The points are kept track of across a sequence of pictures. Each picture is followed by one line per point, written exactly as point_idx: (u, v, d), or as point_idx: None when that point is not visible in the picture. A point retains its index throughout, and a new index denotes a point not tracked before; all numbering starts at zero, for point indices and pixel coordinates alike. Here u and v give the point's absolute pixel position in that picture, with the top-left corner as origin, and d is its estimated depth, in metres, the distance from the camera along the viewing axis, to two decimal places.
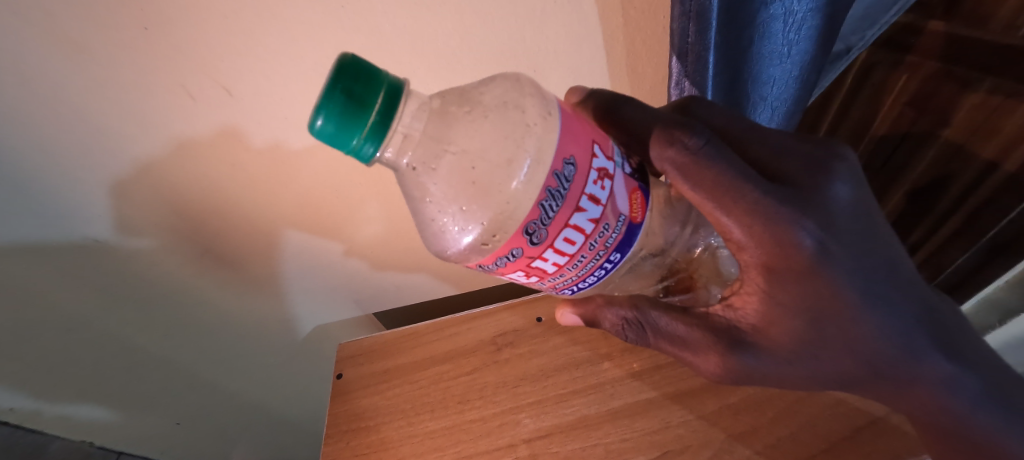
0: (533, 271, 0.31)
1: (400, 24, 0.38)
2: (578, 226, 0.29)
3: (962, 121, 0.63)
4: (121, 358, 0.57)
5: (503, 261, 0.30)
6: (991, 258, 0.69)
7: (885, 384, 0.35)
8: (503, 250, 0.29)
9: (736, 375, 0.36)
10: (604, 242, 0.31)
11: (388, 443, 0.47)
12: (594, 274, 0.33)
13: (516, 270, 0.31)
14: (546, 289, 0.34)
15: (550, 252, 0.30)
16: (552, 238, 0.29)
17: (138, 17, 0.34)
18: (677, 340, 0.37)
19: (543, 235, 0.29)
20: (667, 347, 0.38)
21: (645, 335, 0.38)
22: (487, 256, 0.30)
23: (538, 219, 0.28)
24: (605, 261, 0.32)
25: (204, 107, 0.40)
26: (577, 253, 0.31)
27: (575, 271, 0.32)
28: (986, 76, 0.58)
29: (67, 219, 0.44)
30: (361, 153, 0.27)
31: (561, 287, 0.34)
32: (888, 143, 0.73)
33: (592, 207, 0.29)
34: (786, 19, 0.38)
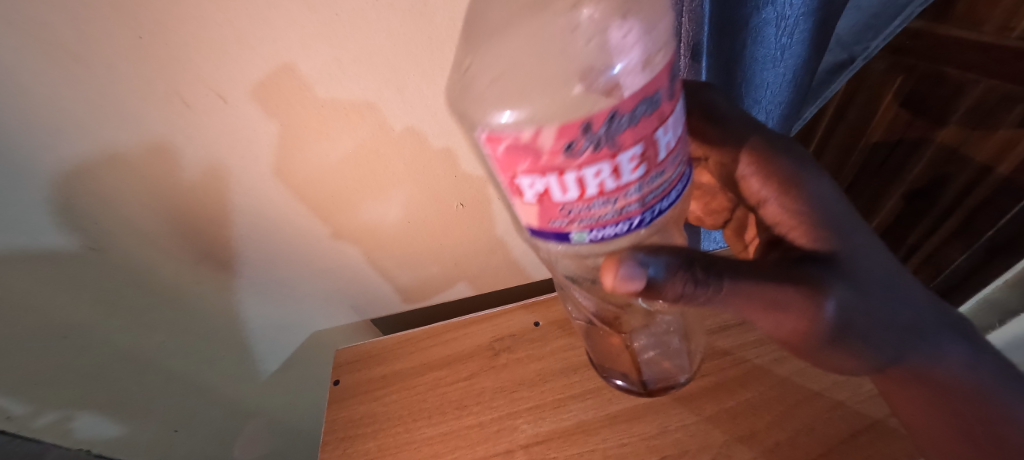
0: (645, 155, 0.27)
1: (393, 31, 0.39)
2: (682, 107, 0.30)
3: (957, 123, 0.66)
4: (120, 365, 0.56)
5: (629, 120, 0.26)
6: (990, 257, 0.69)
7: (915, 357, 0.37)
8: (650, 91, 0.26)
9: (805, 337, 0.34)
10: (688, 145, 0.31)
11: (386, 449, 0.47)
12: (677, 186, 0.30)
13: (638, 140, 0.26)
14: (627, 216, 0.29)
15: (671, 120, 0.28)
16: (674, 102, 0.28)
17: (133, 26, 0.34)
18: (751, 287, 0.31)
19: (673, 92, 0.28)
20: (736, 297, 0.31)
21: (714, 284, 0.31)
22: (630, 98, 0.26)
23: (675, 69, 0.28)
24: (685, 172, 0.31)
25: (200, 114, 0.40)
26: (678, 142, 0.30)
27: (671, 170, 0.29)
28: (980, 77, 0.61)
29: (64, 227, 0.44)
30: None
31: (644, 208, 0.29)
32: (884, 146, 0.76)
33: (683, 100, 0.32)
34: (778, 25, 0.39)
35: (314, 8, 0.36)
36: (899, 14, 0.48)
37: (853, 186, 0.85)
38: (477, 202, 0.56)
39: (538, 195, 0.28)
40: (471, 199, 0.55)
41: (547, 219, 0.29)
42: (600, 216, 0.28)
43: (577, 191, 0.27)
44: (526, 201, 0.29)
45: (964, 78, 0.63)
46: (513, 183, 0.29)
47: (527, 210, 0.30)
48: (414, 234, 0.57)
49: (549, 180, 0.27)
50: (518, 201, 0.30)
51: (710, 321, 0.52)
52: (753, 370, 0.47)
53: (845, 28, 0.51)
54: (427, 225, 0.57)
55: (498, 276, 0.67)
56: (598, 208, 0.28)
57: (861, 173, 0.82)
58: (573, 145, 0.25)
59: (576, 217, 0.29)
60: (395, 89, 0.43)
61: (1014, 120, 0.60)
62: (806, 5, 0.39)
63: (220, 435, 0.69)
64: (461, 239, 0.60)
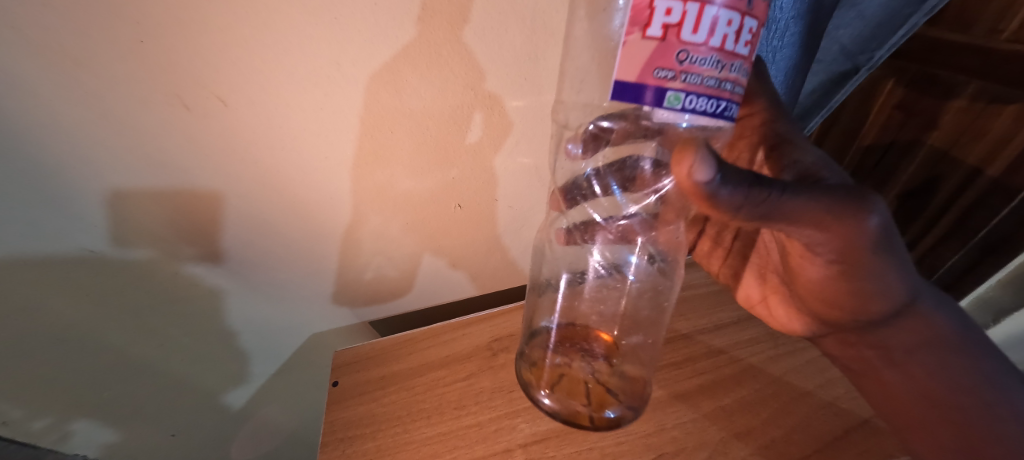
0: (753, 38, 0.31)
1: (391, 35, 0.40)
2: None
3: (950, 123, 0.71)
4: (118, 369, 0.55)
5: None
6: (984, 256, 0.70)
7: (915, 322, 0.42)
8: None
9: (851, 264, 0.38)
10: None
11: (384, 450, 0.45)
12: None
13: (755, 21, 0.31)
14: (720, 92, 0.31)
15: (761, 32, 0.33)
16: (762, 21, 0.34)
17: (135, 29, 0.35)
18: (804, 199, 0.33)
19: None
20: (794, 207, 0.32)
21: (778, 191, 0.31)
22: None
23: None
24: None
25: (201, 116, 0.40)
26: None
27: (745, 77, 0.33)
28: (972, 80, 0.68)
29: (64, 231, 0.44)
30: None
31: (731, 96, 0.32)
32: (878, 147, 0.81)
33: None
34: (771, 27, 0.40)
35: (313, 12, 0.37)
36: (904, 25, 0.49)
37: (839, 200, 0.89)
38: (476, 203, 0.56)
39: (667, 25, 0.29)
40: (469, 200, 0.55)
41: (656, 63, 0.29)
42: (704, 77, 0.30)
43: (703, 37, 0.29)
44: (647, 35, 0.29)
45: (955, 79, 0.70)
46: (646, 9, 0.29)
47: (642, 46, 0.29)
48: (413, 235, 0.58)
49: (688, 10, 0.29)
50: (634, 37, 0.30)
51: (704, 321, 0.55)
52: (748, 368, 0.50)
53: (850, 38, 0.52)
54: (428, 226, 0.57)
55: (499, 276, 0.67)
56: (708, 66, 0.30)
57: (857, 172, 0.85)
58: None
59: (686, 71, 0.30)
60: (392, 92, 0.43)
61: (1004, 120, 0.64)
62: (797, 8, 0.41)
63: (218, 441, 0.68)
64: (462, 240, 0.60)
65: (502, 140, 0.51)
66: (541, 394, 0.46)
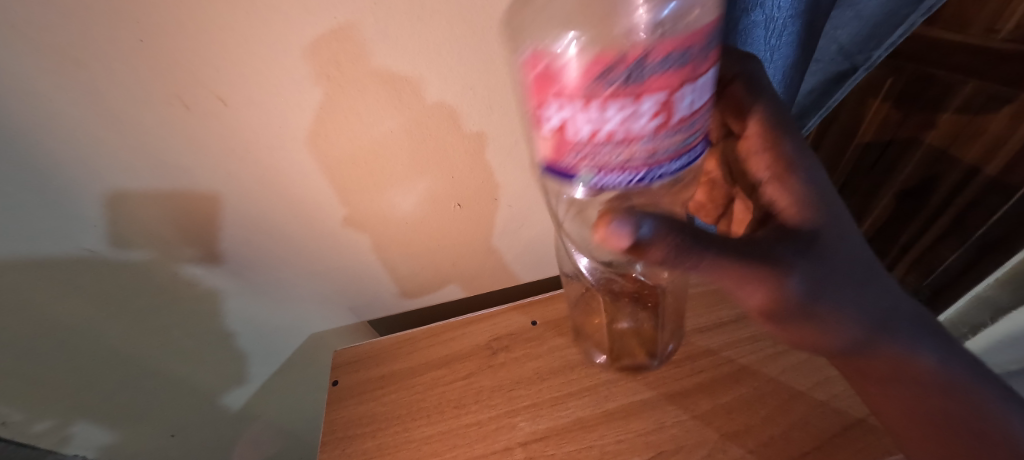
0: (665, 107, 0.29)
1: (390, 34, 0.40)
2: (710, 79, 0.32)
3: (947, 123, 0.71)
4: (117, 369, 0.55)
5: (654, 69, 0.28)
6: (981, 254, 0.70)
7: None
8: (680, 47, 0.28)
9: (801, 293, 0.34)
10: (705, 121, 0.33)
11: (384, 449, 0.47)
12: (685, 154, 0.32)
13: (659, 92, 0.28)
14: (630, 165, 0.31)
15: (694, 86, 0.30)
16: (702, 69, 0.30)
17: (135, 29, 0.35)
18: (734, 253, 0.32)
19: (704, 61, 0.30)
20: (725, 263, 0.31)
21: (707, 248, 0.31)
22: (661, 47, 0.28)
23: (709, 40, 0.30)
24: (696, 144, 0.33)
25: (200, 116, 0.41)
26: (696, 111, 0.31)
27: (681, 135, 0.31)
28: (969, 79, 0.67)
29: (62, 232, 0.44)
30: None
31: (650, 166, 0.31)
32: (878, 145, 0.81)
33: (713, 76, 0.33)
34: (767, 26, 0.42)
35: (312, 11, 0.37)
36: (902, 24, 0.49)
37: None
38: (476, 202, 0.56)
39: (559, 122, 0.30)
40: (468, 199, 0.55)
41: (558, 155, 0.32)
42: (607, 158, 0.30)
43: (593, 127, 0.30)
44: (547, 130, 0.31)
45: (953, 79, 0.69)
46: (540, 110, 0.31)
47: (546, 140, 0.32)
48: (411, 234, 0.58)
49: (573, 108, 0.30)
50: (540, 131, 0.32)
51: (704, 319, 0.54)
52: (742, 369, 0.49)
53: (848, 38, 0.52)
54: (427, 224, 0.57)
55: (496, 275, 0.67)
56: (609, 149, 0.30)
57: (851, 177, 0.87)
58: (604, 75, 0.28)
59: (587, 157, 0.31)
60: (391, 90, 0.43)
61: (1000, 119, 0.65)
62: (794, 7, 0.40)
63: (216, 440, 0.68)
64: (460, 239, 0.60)
65: (501, 140, 0.51)
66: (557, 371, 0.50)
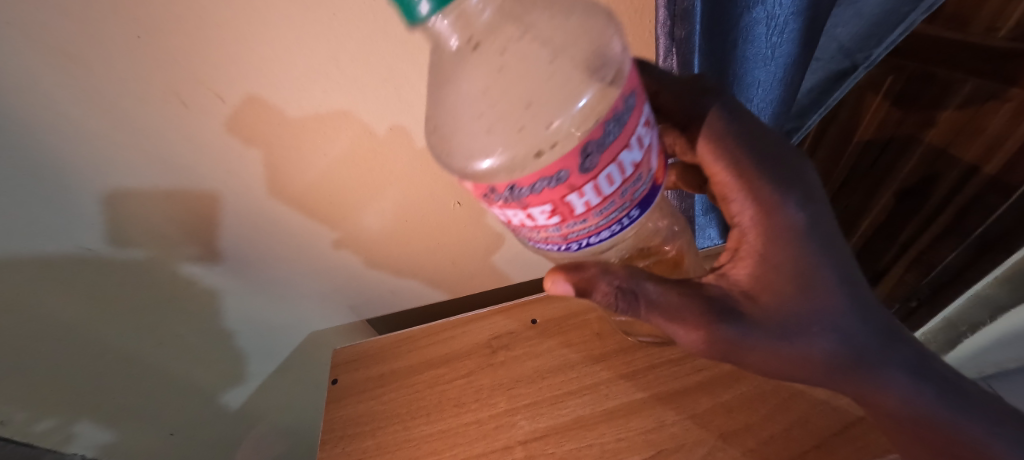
0: (559, 211, 0.29)
1: (389, 31, 0.39)
2: (623, 163, 0.29)
3: (946, 123, 0.69)
4: (114, 368, 0.55)
5: (529, 192, 0.27)
6: (979, 255, 0.74)
7: None
8: (551, 169, 0.26)
9: (736, 345, 0.34)
10: (632, 193, 0.30)
11: (384, 447, 0.47)
12: (610, 230, 0.31)
13: (546, 203, 0.28)
14: (549, 244, 0.32)
15: (592, 185, 0.28)
16: (598, 168, 0.27)
17: (133, 26, 0.34)
18: (672, 309, 0.34)
19: (596, 161, 0.27)
20: (659, 319, 0.35)
21: (644, 306, 0.34)
22: (528, 175, 0.27)
23: (599, 140, 0.27)
24: (625, 216, 0.31)
25: (199, 113, 0.40)
26: (609, 197, 0.29)
27: (597, 220, 0.30)
28: (969, 77, 0.63)
29: (59, 230, 0.44)
30: (411, 9, 0.23)
31: (570, 245, 0.32)
32: (877, 144, 0.78)
33: (636, 150, 0.29)
34: (770, 24, 0.40)
35: (311, 8, 0.37)
36: (902, 22, 0.49)
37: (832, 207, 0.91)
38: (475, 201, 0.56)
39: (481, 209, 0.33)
40: (468, 197, 0.55)
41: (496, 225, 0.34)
42: (529, 236, 0.32)
43: (503, 220, 0.31)
44: None
45: (952, 77, 0.65)
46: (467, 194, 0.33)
47: None
48: (411, 232, 0.58)
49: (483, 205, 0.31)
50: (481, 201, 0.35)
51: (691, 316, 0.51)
52: (727, 373, 0.47)
53: (848, 37, 0.52)
54: (426, 223, 0.57)
55: (494, 273, 0.67)
56: (526, 233, 0.32)
57: (849, 177, 0.85)
58: (489, 195, 0.29)
59: (515, 232, 0.33)
60: (390, 87, 0.43)
61: (1000, 120, 0.64)
62: (795, 5, 0.40)
63: (216, 438, 0.68)
64: (459, 238, 0.60)
65: None
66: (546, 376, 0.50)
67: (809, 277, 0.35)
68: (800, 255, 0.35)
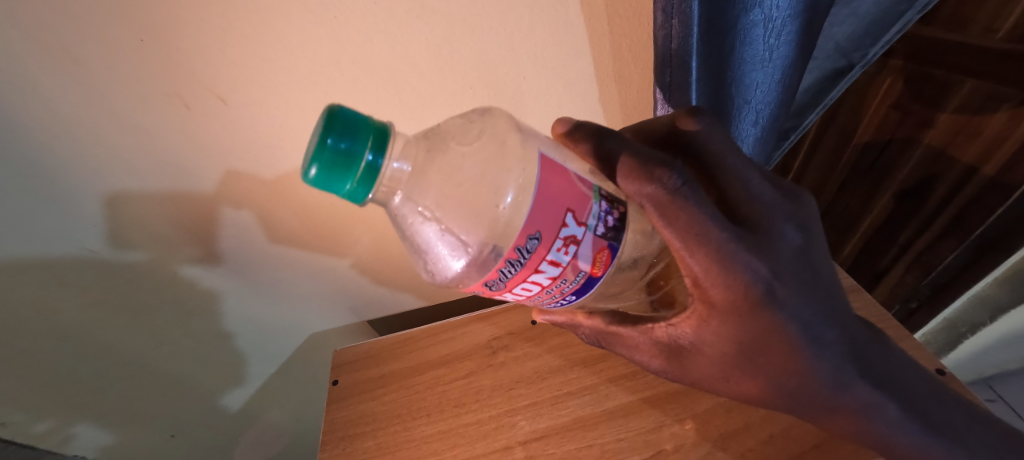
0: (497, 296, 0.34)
1: (390, 32, 0.40)
2: (536, 281, 0.31)
3: (945, 124, 0.68)
4: (114, 369, 0.55)
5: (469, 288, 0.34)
6: (980, 254, 0.75)
7: None
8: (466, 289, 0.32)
9: (687, 376, 0.37)
10: (559, 291, 0.32)
11: (384, 448, 0.47)
12: (553, 303, 0.35)
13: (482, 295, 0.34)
14: None
15: (510, 294, 0.32)
16: (509, 287, 0.31)
17: (136, 29, 0.35)
18: (629, 352, 0.39)
19: (502, 286, 0.31)
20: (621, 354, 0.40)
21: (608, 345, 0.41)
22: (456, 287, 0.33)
23: (498, 277, 0.30)
24: (561, 299, 0.34)
25: (200, 115, 0.41)
26: (534, 295, 0.33)
27: (535, 302, 0.34)
28: (966, 79, 0.63)
29: (60, 232, 0.44)
30: (354, 195, 0.29)
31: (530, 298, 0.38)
32: (875, 146, 0.77)
33: (551, 269, 0.30)
34: (767, 25, 0.40)
35: (313, 11, 0.37)
36: (897, 21, 0.50)
37: (833, 206, 0.89)
38: None
39: None
40: None
41: None
42: None
43: None
44: None
45: (951, 78, 0.64)
46: None
47: None
48: None
49: None
50: None
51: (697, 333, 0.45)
52: None
53: (846, 36, 0.52)
54: None
55: None
56: None
57: (849, 177, 0.83)
58: None
59: None
60: (393, 89, 0.43)
61: (998, 121, 0.63)
62: (792, 6, 0.40)
63: (215, 440, 0.68)
64: None
65: None
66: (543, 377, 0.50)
67: (769, 330, 0.32)
68: (771, 305, 0.31)
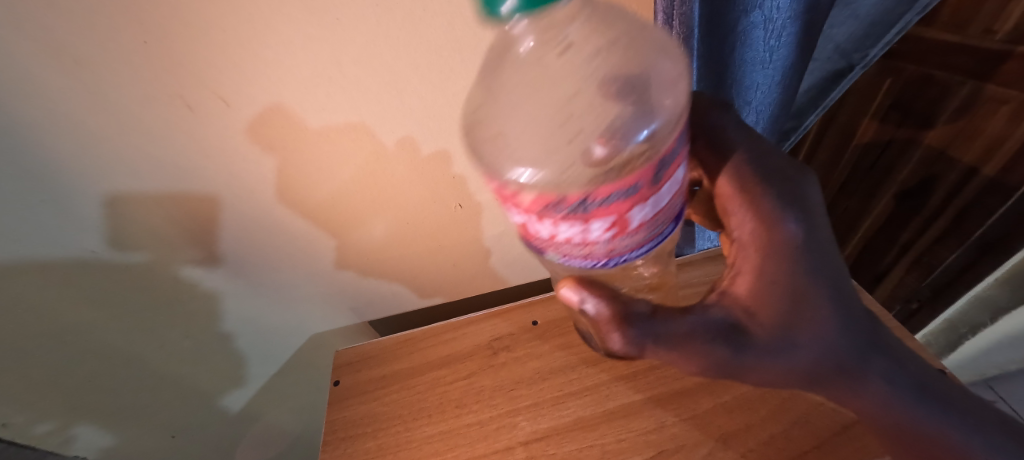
0: (616, 224, 0.28)
1: (392, 34, 0.40)
2: (677, 180, 0.30)
3: (943, 125, 0.68)
4: (116, 369, 0.55)
5: (600, 201, 0.26)
6: (982, 255, 0.75)
7: None
8: (627, 180, 0.26)
9: (734, 366, 0.34)
10: (674, 208, 0.31)
11: (385, 449, 0.47)
12: (649, 242, 0.31)
13: (609, 215, 0.27)
14: (582, 261, 0.31)
15: (654, 198, 0.28)
16: (659, 185, 0.28)
17: (138, 31, 0.35)
18: (680, 343, 0.33)
19: (662, 176, 0.28)
20: (666, 353, 0.34)
21: (654, 340, 0.33)
22: (603, 186, 0.26)
23: (669, 156, 0.28)
24: (663, 229, 0.32)
25: (202, 116, 0.41)
26: (661, 209, 0.30)
27: (643, 233, 0.30)
28: (967, 80, 0.63)
29: (62, 233, 0.44)
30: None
31: (602, 261, 0.31)
32: (875, 147, 0.78)
33: (684, 169, 0.31)
34: (767, 27, 0.40)
35: (315, 13, 0.37)
36: (897, 23, 0.50)
37: (833, 206, 0.91)
38: (476, 202, 0.57)
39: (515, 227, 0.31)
40: (469, 199, 0.56)
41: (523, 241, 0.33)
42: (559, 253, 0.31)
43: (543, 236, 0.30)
44: None
45: (951, 80, 0.65)
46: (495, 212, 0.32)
47: None
48: (414, 233, 0.58)
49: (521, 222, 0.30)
50: None
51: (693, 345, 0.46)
52: None
53: (845, 37, 0.52)
54: (427, 225, 0.58)
55: (496, 276, 0.68)
56: (562, 250, 0.30)
57: (849, 178, 0.84)
58: (544, 208, 0.27)
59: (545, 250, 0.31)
60: (394, 91, 0.44)
61: (998, 122, 0.63)
62: (791, 8, 0.40)
63: (215, 440, 0.68)
64: (459, 240, 0.61)
65: None
66: (544, 377, 0.50)
67: None
68: None
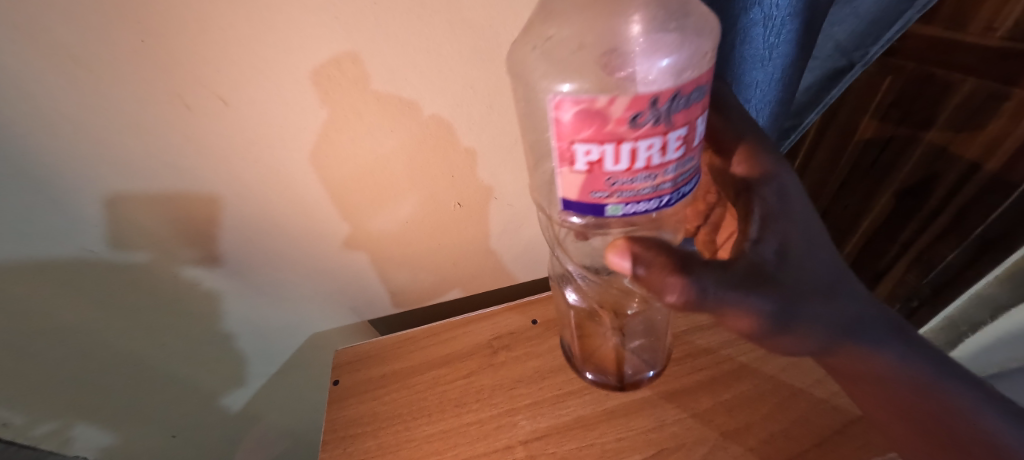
0: (686, 138, 0.31)
1: (391, 33, 0.40)
2: None
3: (944, 123, 0.68)
4: (116, 369, 0.55)
5: (680, 107, 0.30)
6: (982, 253, 0.74)
7: None
8: (699, 80, 0.30)
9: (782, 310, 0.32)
10: None
11: (385, 448, 0.47)
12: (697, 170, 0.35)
13: (684, 122, 0.31)
14: (655, 194, 0.33)
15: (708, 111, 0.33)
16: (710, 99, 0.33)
17: (136, 30, 0.35)
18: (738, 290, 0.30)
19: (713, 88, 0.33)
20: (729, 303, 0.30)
21: (715, 290, 0.29)
22: (687, 84, 0.30)
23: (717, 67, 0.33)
24: None
25: (201, 116, 0.41)
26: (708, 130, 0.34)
27: (697, 157, 0.34)
28: (968, 76, 0.63)
29: (61, 232, 0.44)
30: None
31: (670, 191, 0.33)
32: (874, 145, 0.77)
33: None
34: (767, 24, 0.40)
35: (313, 11, 0.37)
36: (898, 20, 0.49)
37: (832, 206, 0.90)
38: (476, 202, 0.56)
39: (590, 162, 0.31)
40: (468, 198, 0.55)
41: (592, 187, 0.32)
42: (635, 188, 0.32)
43: (625, 163, 0.31)
44: (574, 170, 0.32)
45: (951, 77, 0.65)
46: (567, 150, 0.31)
47: (571, 178, 0.32)
48: (413, 232, 0.58)
49: (605, 149, 0.30)
50: (565, 170, 0.32)
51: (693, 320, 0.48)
52: (727, 372, 0.48)
53: (846, 35, 0.52)
54: (427, 224, 0.58)
55: (496, 275, 0.68)
56: (639, 181, 0.32)
57: (849, 177, 0.84)
58: (636, 118, 0.29)
59: (619, 189, 0.32)
60: (392, 90, 0.43)
61: (999, 118, 0.63)
62: (792, 5, 0.40)
63: (214, 440, 0.68)
64: (459, 239, 0.61)
65: (499, 139, 0.51)
66: (545, 376, 0.50)
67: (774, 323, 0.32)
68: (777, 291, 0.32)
